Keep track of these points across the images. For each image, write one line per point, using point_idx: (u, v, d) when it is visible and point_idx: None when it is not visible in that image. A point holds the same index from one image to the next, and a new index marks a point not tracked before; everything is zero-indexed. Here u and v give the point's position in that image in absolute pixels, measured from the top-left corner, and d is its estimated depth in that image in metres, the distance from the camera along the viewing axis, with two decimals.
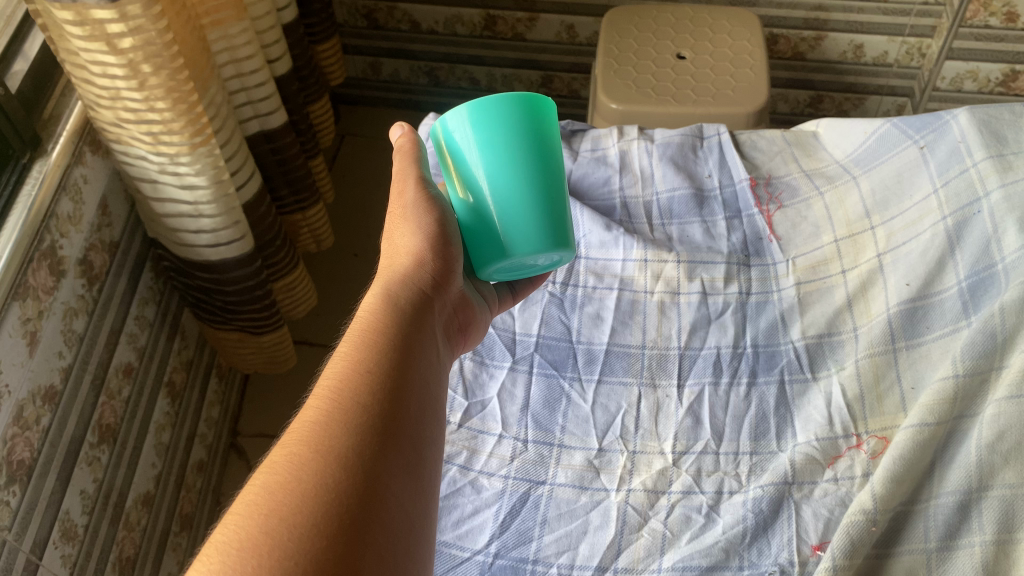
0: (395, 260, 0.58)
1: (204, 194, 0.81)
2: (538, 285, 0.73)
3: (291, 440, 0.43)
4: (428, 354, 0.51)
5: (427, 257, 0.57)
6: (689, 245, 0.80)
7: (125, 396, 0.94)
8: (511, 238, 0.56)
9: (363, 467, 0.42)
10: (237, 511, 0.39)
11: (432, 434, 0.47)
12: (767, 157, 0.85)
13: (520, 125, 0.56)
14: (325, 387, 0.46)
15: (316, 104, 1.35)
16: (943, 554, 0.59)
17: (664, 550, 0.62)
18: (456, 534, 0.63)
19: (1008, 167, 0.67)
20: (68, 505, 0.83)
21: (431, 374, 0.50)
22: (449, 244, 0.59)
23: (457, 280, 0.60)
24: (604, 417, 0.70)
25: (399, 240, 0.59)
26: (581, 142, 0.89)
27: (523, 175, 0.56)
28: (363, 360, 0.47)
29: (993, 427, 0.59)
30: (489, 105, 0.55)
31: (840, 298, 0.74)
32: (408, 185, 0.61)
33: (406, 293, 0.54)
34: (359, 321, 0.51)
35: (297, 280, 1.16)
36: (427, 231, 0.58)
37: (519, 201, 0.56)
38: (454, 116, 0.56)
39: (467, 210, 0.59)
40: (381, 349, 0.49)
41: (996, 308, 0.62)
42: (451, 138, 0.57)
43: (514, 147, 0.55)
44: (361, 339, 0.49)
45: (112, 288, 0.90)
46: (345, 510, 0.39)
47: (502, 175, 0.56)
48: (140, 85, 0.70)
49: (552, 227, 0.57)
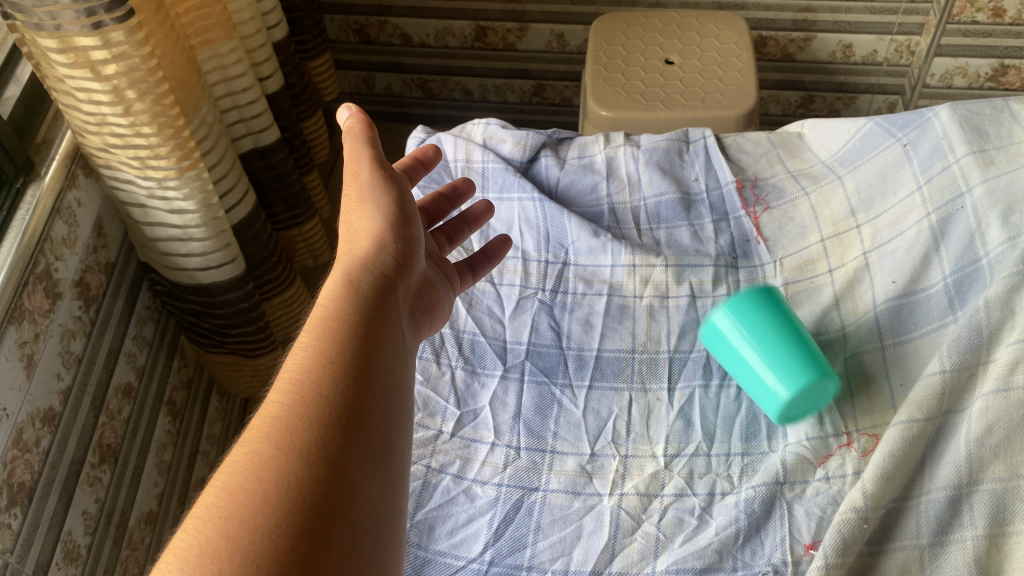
0: (355, 244, 0.58)
1: (193, 218, 0.82)
2: (493, 262, 0.76)
3: (251, 437, 0.42)
4: (392, 341, 0.51)
5: (387, 240, 0.58)
6: (677, 249, 0.80)
7: (126, 415, 0.95)
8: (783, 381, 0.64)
9: (326, 460, 0.41)
10: (197, 515, 0.39)
11: (398, 422, 0.47)
12: (752, 160, 0.85)
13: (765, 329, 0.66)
14: (285, 381, 0.46)
15: (310, 120, 1.36)
16: (937, 549, 0.59)
17: (658, 553, 0.62)
18: (450, 543, 0.64)
19: (990, 162, 0.68)
20: (70, 525, 0.84)
21: (394, 359, 0.51)
22: (407, 225, 0.61)
23: (419, 261, 0.61)
24: (596, 423, 0.70)
25: (358, 224, 0.60)
26: (568, 149, 0.88)
27: (788, 348, 0.65)
28: (324, 350, 0.47)
29: (982, 421, 0.59)
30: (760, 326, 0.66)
31: (827, 297, 0.74)
32: (362, 165, 0.62)
33: (368, 277, 0.54)
34: (321, 310, 0.51)
35: (294, 297, 1.17)
36: (386, 213, 0.59)
37: (784, 342, 0.65)
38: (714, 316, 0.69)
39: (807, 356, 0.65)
40: (343, 338, 0.49)
41: (982, 304, 0.62)
42: (721, 343, 0.69)
43: (767, 329, 0.66)
44: (322, 328, 0.49)
45: (109, 309, 0.90)
46: (309, 506, 0.39)
47: (770, 339, 0.66)
48: (125, 112, 0.71)
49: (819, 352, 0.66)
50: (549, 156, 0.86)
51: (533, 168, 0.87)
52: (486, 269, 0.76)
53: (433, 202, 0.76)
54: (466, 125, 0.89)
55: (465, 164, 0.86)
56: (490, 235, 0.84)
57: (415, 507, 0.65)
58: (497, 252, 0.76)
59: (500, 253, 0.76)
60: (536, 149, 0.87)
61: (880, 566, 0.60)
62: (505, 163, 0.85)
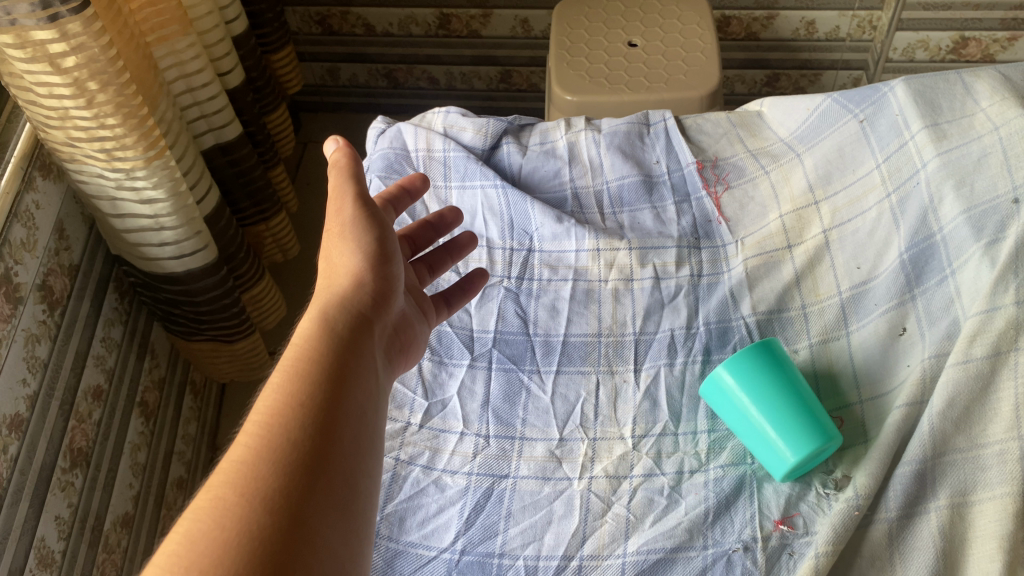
0: (334, 279, 0.58)
1: (164, 207, 0.81)
2: (470, 296, 0.74)
3: (217, 481, 0.42)
4: (364, 382, 0.51)
5: (366, 278, 0.58)
6: (640, 231, 0.80)
7: (96, 419, 0.94)
8: (782, 439, 0.63)
9: (290, 510, 0.41)
10: (158, 561, 0.38)
11: (366, 466, 0.47)
12: (713, 140, 0.85)
13: (769, 387, 0.64)
14: (256, 421, 0.46)
15: (274, 114, 1.35)
16: (904, 522, 0.60)
17: (628, 534, 0.63)
18: (421, 535, 0.64)
19: (943, 135, 0.68)
20: (43, 531, 0.83)
21: (365, 402, 0.50)
22: (386, 263, 0.60)
23: (397, 300, 0.60)
24: (564, 408, 0.71)
25: (337, 261, 0.59)
26: (530, 136, 0.88)
27: (791, 409, 0.63)
28: (297, 391, 0.47)
29: (943, 395, 0.60)
30: (755, 380, 0.65)
31: (788, 273, 0.75)
32: (345, 201, 0.61)
33: (344, 317, 0.54)
34: (295, 347, 0.51)
35: (264, 291, 1.16)
36: (366, 251, 0.59)
37: (786, 402, 0.64)
38: (718, 371, 0.66)
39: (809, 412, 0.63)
40: (316, 378, 0.48)
41: (954, 293, 0.64)
42: (721, 396, 0.67)
43: (773, 390, 0.64)
44: (295, 365, 0.49)
45: (75, 311, 0.89)
46: (270, 557, 0.39)
47: (769, 399, 0.64)
48: (88, 104, 0.70)
49: (824, 412, 0.65)
50: (511, 142, 0.86)
51: (495, 155, 0.86)
52: (462, 302, 0.74)
53: (419, 230, 0.75)
54: (426, 115, 0.88)
55: (426, 153, 0.84)
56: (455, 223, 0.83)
57: (385, 500, 0.65)
58: (472, 286, 0.74)
59: (476, 286, 0.74)
60: (497, 136, 0.86)
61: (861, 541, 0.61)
62: (467, 151, 0.84)
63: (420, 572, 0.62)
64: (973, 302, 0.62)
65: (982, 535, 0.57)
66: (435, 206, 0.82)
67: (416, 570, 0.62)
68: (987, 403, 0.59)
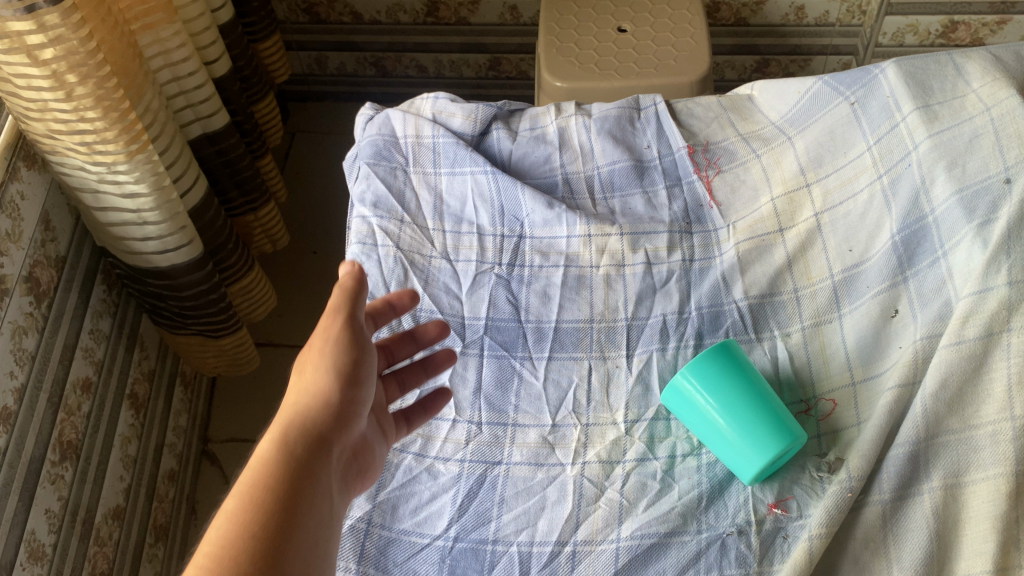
0: (301, 396, 0.55)
1: (147, 202, 0.80)
2: (433, 414, 0.67)
3: None
4: (314, 514, 0.50)
5: (333, 400, 0.55)
6: (631, 217, 0.80)
7: (86, 411, 0.93)
8: (744, 439, 0.63)
9: None
10: None
11: None
12: (703, 124, 0.85)
13: (730, 391, 0.65)
14: (200, 558, 0.45)
15: (261, 104, 1.34)
16: (898, 503, 0.60)
17: (622, 519, 0.63)
18: (414, 522, 0.63)
19: (935, 116, 0.68)
20: (33, 524, 0.83)
21: (313, 539, 0.49)
22: (358, 386, 0.57)
23: (363, 419, 0.58)
24: (557, 394, 0.70)
25: (308, 374, 0.56)
26: (519, 121, 0.87)
27: (752, 411, 0.64)
28: (244, 527, 0.46)
29: (936, 376, 0.60)
30: (715, 384, 0.65)
31: (779, 257, 0.75)
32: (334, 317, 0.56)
33: (303, 445, 0.52)
34: (251, 471, 0.50)
35: (254, 282, 1.16)
36: (340, 372, 0.55)
37: (747, 404, 0.64)
38: (676, 377, 0.66)
39: (770, 414, 0.64)
40: (264, 517, 0.47)
41: (946, 274, 0.64)
42: (681, 403, 0.66)
43: (733, 392, 0.64)
44: (246, 496, 0.48)
45: (62, 303, 0.89)
46: None
47: (729, 401, 0.64)
48: (67, 97, 0.69)
49: (786, 411, 0.65)
50: (501, 128, 0.85)
51: (485, 141, 0.85)
52: (422, 421, 0.67)
53: (395, 341, 0.68)
54: (414, 101, 0.87)
55: (415, 139, 0.83)
56: (445, 211, 0.81)
57: (378, 488, 0.65)
58: (433, 404, 0.67)
59: (440, 407, 0.67)
60: (486, 122, 0.85)
61: (855, 524, 0.61)
62: (456, 137, 0.83)
63: (413, 560, 0.62)
64: (966, 282, 0.62)
65: (975, 516, 0.57)
66: (424, 193, 0.81)
67: (409, 557, 0.62)
68: (979, 384, 0.59)
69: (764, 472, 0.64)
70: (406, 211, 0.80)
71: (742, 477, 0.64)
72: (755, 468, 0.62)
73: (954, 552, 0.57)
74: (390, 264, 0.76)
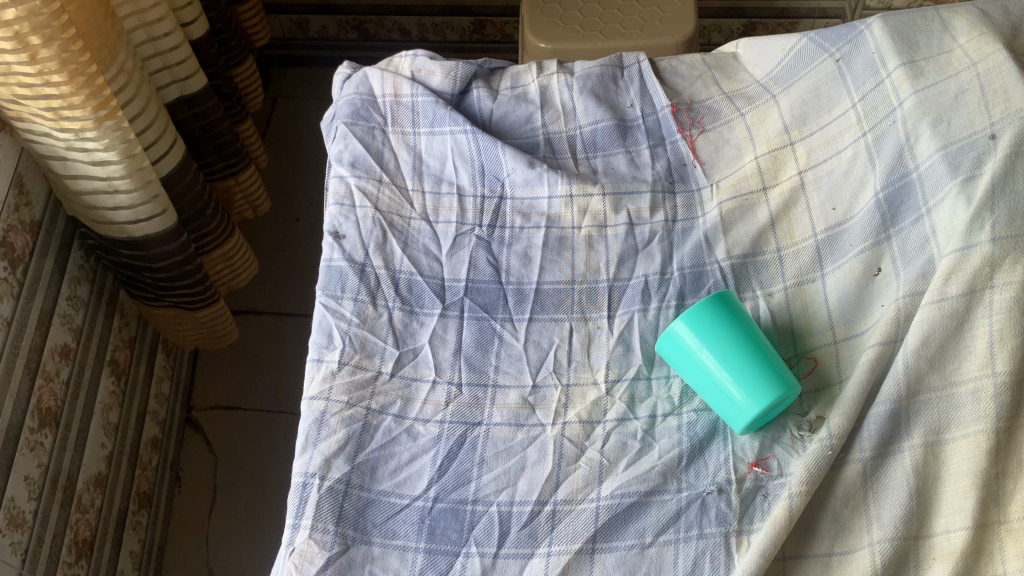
0: None
1: (117, 169, 0.79)
2: None
3: None
4: None
5: None
6: (614, 176, 0.79)
7: (65, 378, 0.92)
8: (738, 386, 0.62)
9: None
10: None
11: None
12: (687, 83, 0.83)
13: (727, 338, 0.64)
14: None
15: (240, 68, 1.31)
16: (879, 461, 0.60)
17: (602, 479, 0.63)
18: (393, 483, 0.63)
19: (919, 73, 0.67)
20: (12, 492, 0.82)
21: None
22: None
23: None
24: (537, 354, 0.70)
25: None
26: (500, 79, 0.85)
27: (749, 359, 0.63)
28: None
29: (918, 333, 0.59)
30: (712, 331, 0.64)
31: (762, 217, 0.74)
32: None
33: None
34: None
35: (235, 248, 1.14)
36: None
37: (743, 352, 0.63)
38: (672, 326, 0.65)
39: (767, 363, 0.63)
40: None
41: (930, 232, 0.63)
42: (676, 350, 0.66)
43: (730, 340, 0.64)
44: None
45: (38, 269, 0.87)
46: None
47: (725, 349, 0.63)
48: (31, 59, 0.67)
49: (780, 360, 0.64)
50: (481, 87, 0.84)
51: (465, 100, 0.84)
52: None
53: None
54: (393, 59, 0.85)
55: (394, 98, 0.82)
56: (424, 171, 0.79)
57: (356, 449, 0.64)
58: None
59: None
60: (466, 80, 0.84)
61: (834, 482, 0.61)
62: (435, 96, 0.81)
63: (393, 520, 0.61)
64: (949, 240, 0.61)
65: (955, 473, 0.57)
66: (403, 153, 0.80)
67: (389, 518, 0.61)
68: (961, 341, 0.59)
69: (755, 422, 0.63)
70: (385, 170, 0.78)
71: (734, 426, 0.64)
72: (748, 417, 0.62)
73: (933, 509, 0.57)
74: (368, 225, 0.75)
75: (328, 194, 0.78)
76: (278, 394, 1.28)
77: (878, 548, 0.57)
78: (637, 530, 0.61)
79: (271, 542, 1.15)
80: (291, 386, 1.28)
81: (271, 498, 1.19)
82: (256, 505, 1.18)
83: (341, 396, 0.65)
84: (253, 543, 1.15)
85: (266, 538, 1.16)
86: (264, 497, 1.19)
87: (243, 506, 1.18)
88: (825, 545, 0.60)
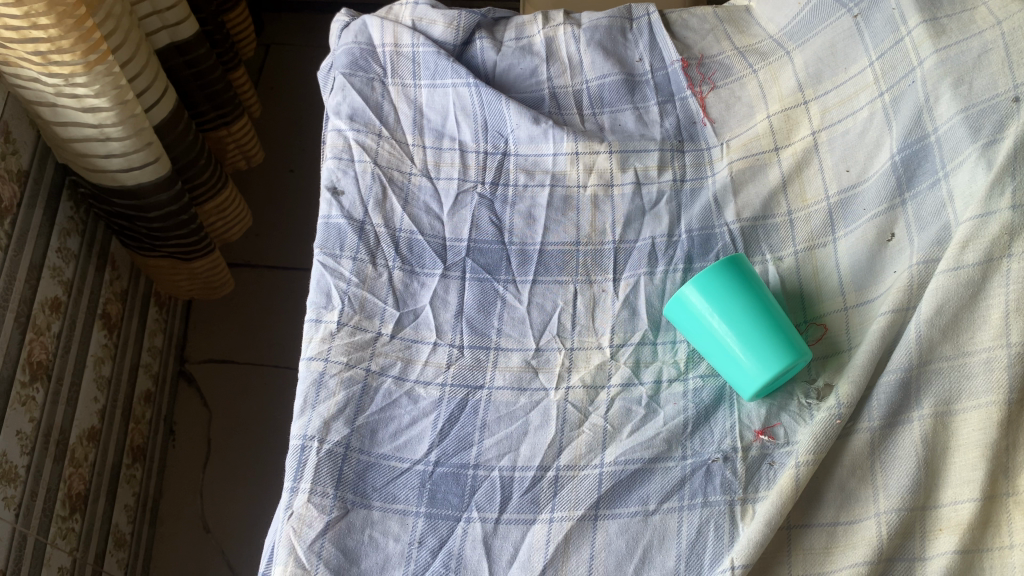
0: None
1: (108, 116, 0.76)
2: None
3: None
4: None
5: None
6: (621, 134, 0.77)
7: (56, 331, 0.90)
8: (748, 352, 0.61)
9: None
10: None
11: None
12: (698, 37, 0.81)
13: (739, 306, 0.62)
14: None
15: (232, 13, 1.27)
16: (887, 431, 0.59)
17: (606, 445, 0.62)
18: (393, 447, 0.62)
19: (941, 31, 0.64)
20: (4, 447, 0.80)
21: None
22: None
23: None
24: (540, 317, 0.68)
25: None
26: (504, 30, 0.82)
27: (760, 326, 0.62)
28: None
29: (932, 302, 0.58)
30: (724, 296, 0.62)
31: (774, 178, 0.72)
32: None
33: None
34: None
35: (229, 200, 1.12)
36: None
37: (755, 318, 0.62)
38: (682, 290, 0.63)
39: (779, 330, 0.62)
40: None
41: (947, 197, 0.62)
42: (685, 315, 0.64)
43: (742, 307, 0.62)
44: None
45: (26, 221, 0.85)
46: None
47: (735, 315, 0.62)
48: (17, 2, 0.63)
49: (792, 326, 0.63)
50: (484, 38, 0.81)
51: (468, 52, 0.81)
52: None
53: None
54: (392, 7, 0.82)
55: (394, 48, 0.79)
56: (425, 125, 0.77)
57: (356, 412, 0.62)
58: None
59: None
60: (469, 30, 0.81)
61: (842, 451, 0.60)
62: (437, 47, 0.79)
63: (393, 484, 0.60)
64: (968, 206, 0.59)
65: (965, 444, 0.56)
66: (403, 107, 0.77)
67: (389, 482, 0.60)
68: (976, 310, 0.58)
69: (764, 389, 0.63)
70: (384, 124, 0.76)
71: (742, 392, 0.63)
72: (757, 384, 0.61)
73: (941, 480, 0.57)
74: (368, 180, 0.72)
75: (326, 148, 0.75)
76: (273, 348, 1.26)
77: (885, 518, 0.57)
78: (641, 497, 0.60)
79: (268, 495, 1.15)
80: (287, 340, 1.27)
81: (267, 452, 1.18)
82: (251, 459, 1.18)
83: (340, 356, 0.64)
84: (250, 496, 1.15)
85: (263, 491, 1.15)
86: (261, 451, 1.18)
87: (239, 459, 1.18)
88: (831, 514, 0.59)
